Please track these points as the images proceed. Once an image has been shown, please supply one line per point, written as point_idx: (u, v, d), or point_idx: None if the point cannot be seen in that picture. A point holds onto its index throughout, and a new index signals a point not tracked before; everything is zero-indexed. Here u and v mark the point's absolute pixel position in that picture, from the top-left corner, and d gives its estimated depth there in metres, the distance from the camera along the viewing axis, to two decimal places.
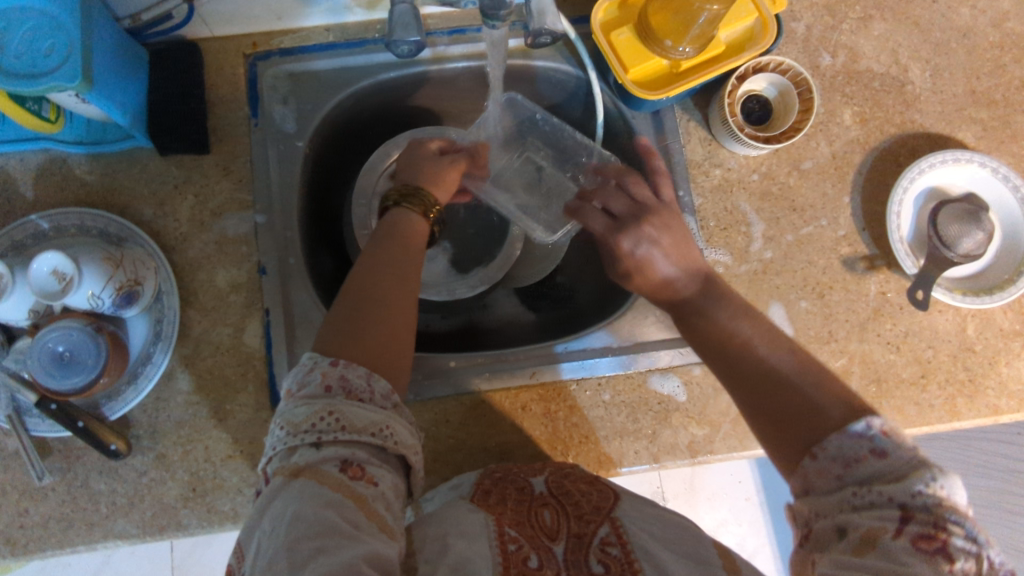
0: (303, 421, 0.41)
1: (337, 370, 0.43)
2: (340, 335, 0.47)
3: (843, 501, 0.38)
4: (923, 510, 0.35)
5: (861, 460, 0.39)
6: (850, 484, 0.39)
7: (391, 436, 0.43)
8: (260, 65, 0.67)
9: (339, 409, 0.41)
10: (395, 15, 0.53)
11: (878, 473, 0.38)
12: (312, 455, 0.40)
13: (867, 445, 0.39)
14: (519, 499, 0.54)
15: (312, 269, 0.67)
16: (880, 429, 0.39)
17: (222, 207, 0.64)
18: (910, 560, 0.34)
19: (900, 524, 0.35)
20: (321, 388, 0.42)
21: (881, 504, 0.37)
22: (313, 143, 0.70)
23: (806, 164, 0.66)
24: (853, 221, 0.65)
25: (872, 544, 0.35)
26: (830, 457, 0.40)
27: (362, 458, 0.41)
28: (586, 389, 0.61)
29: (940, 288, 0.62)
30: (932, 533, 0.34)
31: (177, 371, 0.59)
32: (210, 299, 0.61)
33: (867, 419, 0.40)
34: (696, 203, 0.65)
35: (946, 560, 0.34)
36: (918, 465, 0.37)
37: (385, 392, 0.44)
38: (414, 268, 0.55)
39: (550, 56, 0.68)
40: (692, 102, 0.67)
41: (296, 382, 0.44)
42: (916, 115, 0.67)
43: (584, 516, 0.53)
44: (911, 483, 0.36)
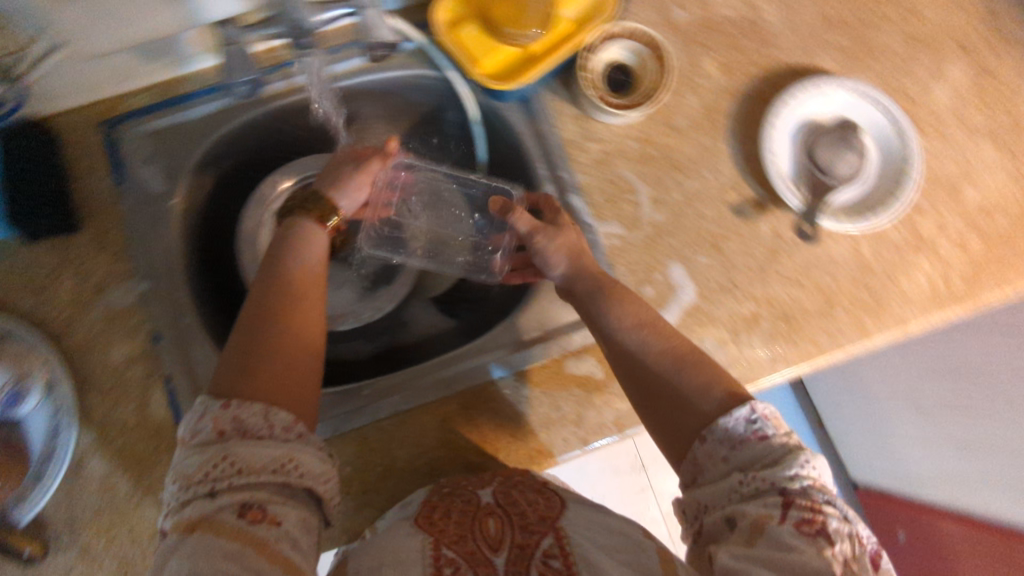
0: (197, 472, 0.41)
1: (228, 413, 0.43)
2: (234, 374, 0.46)
3: (732, 491, 0.44)
4: (798, 493, 0.41)
5: (745, 442, 0.45)
6: (737, 473, 0.44)
7: (296, 470, 0.43)
8: (118, 128, 0.65)
9: (233, 453, 0.41)
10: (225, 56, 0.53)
11: (758, 455, 0.44)
12: (207, 505, 0.39)
13: (752, 432, 0.45)
14: (464, 512, 0.54)
15: (210, 325, 0.66)
16: (759, 414, 0.46)
17: (103, 281, 0.62)
18: (795, 542, 0.39)
19: (783, 511, 0.41)
20: (213, 434, 0.42)
21: (765, 491, 0.42)
22: (188, 198, 0.67)
23: (679, 121, 0.66)
24: (734, 167, 0.66)
25: (761, 532, 0.40)
26: (717, 437, 0.46)
27: (263, 498, 0.40)
28: (505, 387, 0.61)
29: (828, 216, 0.63)
30: (810, 517, 0.40)
31: (86, 459, 0.57)
32: (107, 378, 0.59)
33: (742, 405, 0.47)
34: (578, 181, 0.65)
35: (826, 539, 0.39)
36: (789, 450, 0.44)
37: (286, 424, 0.44)
38: (311, 290, 0.54)
39: (408, 64, 0.67)
40: (556, 82, 0.67)
41: (188, 431, 0.43)
42: (776, 52, 0.68)
43: (529, 526, 0.54)
44: (784, 468, 0.43)
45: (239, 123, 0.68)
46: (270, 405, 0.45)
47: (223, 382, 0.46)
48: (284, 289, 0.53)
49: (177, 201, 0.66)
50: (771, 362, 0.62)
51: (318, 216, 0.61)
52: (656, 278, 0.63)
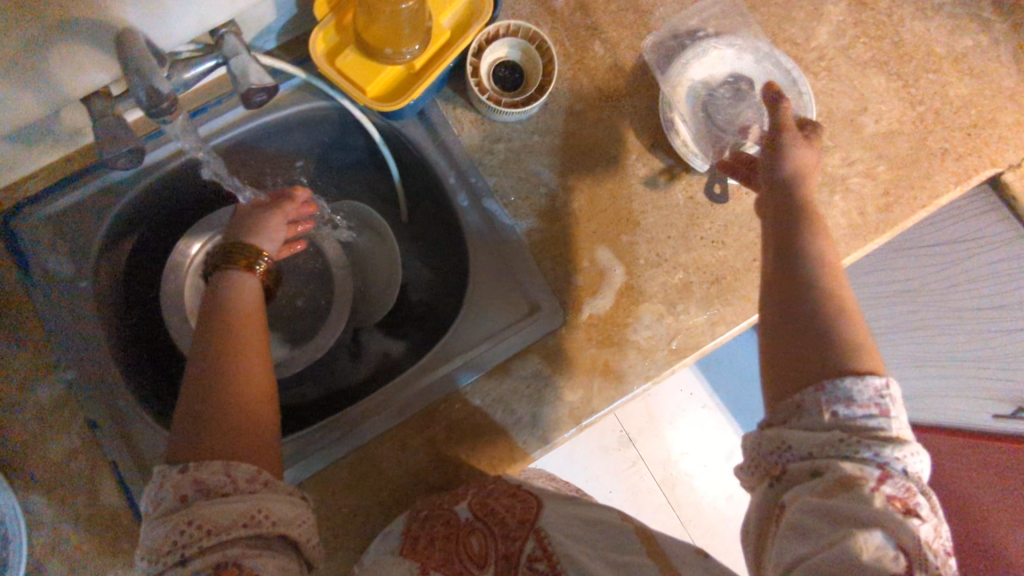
0: (163, 541, 0.40)
1: (187, 476, 0.42)
2: (188, 434, 0.45)
3: (827, 444, 0.41)
4: (901, 477, 0.39)
5: (865, 408, 0.41)
6: (839, 433, 0.41)
7: (267, 518, 0.42)
8: (12, 221, 0.63)
9: (198, 516, 0.40)
10: (100, 131, 0.51)
11: (863, 425, 0.41)
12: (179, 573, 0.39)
13: (875, 408, 0.41)
14: (446, 535, 0.53)
15: (148, 399, 0.64)
16: (885, 390, 0.42)
17: (29, 379, 0.60)
18: (881, 513, 0.37)
19: (880, 482, 0.38)
20: (176, 500, 0.41)
21: (864, 458, 0.39)
22: (101, 275, 0.66)
23: (577, 106, 0.67)
24: (640, 142, 0.66)
25: (847, 488, 0.38)
26: (834, 394, 0.42)
27: (237, 555, 0.40)
28: (456, 402, 0.61)
29: (736, 174, 0.64)
30: (904, 497, 0.38)
31: (46, 560, 0.56)
32: (53, 476, 0.58)
33: (870, 378, 0.42)
34: (489, 185, 0.65)
35: (916, 518, 0.37)
36: (901, 438, 0.40)
37: (248, 475, 0.43)
38: (252, 337, 0.53)
39: (297, 99, 0.67)
40: (450, 90, 0.67)
41: (150, 502, 0.42)
42: (660, 21, 0.69)
43: (511, 533, 0.52)
44: (892, 447, 0.40)
45: (138, 191, 0.67)
46: (233, 459, 0.44)
47: (180, 449, 0.44)
48: (221, 339, 0.51)
49: (89, 282, 0.64)
50: (709, 326, 0.63)
51: (245, 265, 0.60)
52: (584, 266, 0.64)
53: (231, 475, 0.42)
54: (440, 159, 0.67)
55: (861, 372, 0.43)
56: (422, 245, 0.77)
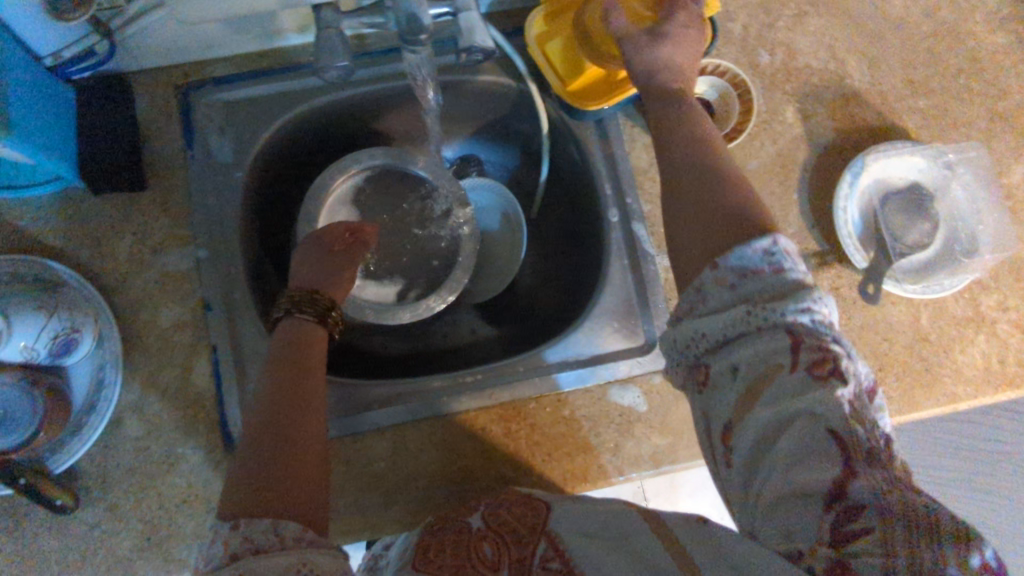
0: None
1: (238, 532, 0.39)
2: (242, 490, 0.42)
3: (733, 324, 0.42)
4: (810, 334, 0.40)
5: (759, 272, 0.43)
6: (744, 304, 0.42)
7: (312, 572, 0.39)
8: (192, 96, 0.64)
9: (248, 568, 0.37)
10: (322, 41, 0.51)
11: (765, 287, 0.43)
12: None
13: (767, 261, 0.43)
14: (457, 541, 0.49)
15: (260, 303, 0.65)
16: (777, 248, 0.43)
17: (162, 244, 0.61)
18: (808, 396, 0.38)
19: (793, 359, 0.40)
20: (225, 555, 0.38)
21: (771, 328, 0.41)
22: (253, 172, 0.67)
23: (752, 164, 0.66)
24: (802, 218, 0.65)
25: (769, 384, 0.40)
26: (731, 267, 0.44)
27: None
28: (546, 406, 0.61)
29: (890, 279, 0.62)
30: (822, 359, 0.39)
31: (126, 417, 0.58)
32: (156, 341, 0.60)
33: (770, 237, 0.44)
34: (643, 210, 0.65)
35: (837, 380, 0.39)
36: (805, 284, 0.42)
37: (296, 531, 0.41)
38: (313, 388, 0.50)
39: (489, 71, 0.67)
40: (633, 109, 0.67)
41: (200, 557, 0.39)
42: (857, 109, 0.67)
43: (521, 538, 0.48)
44: (790, 301, 0.41)
45: (311, 106, 0.67)
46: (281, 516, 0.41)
47: (232, 501, 0.42)
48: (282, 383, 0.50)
49: (242, 174, 0.65)
50: None
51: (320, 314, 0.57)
52: None
53: (279, 533, 0.40)
54: (602, 169, 0.66)
55: (750, 238, 0.44)
56: (546, 247, 0.78)
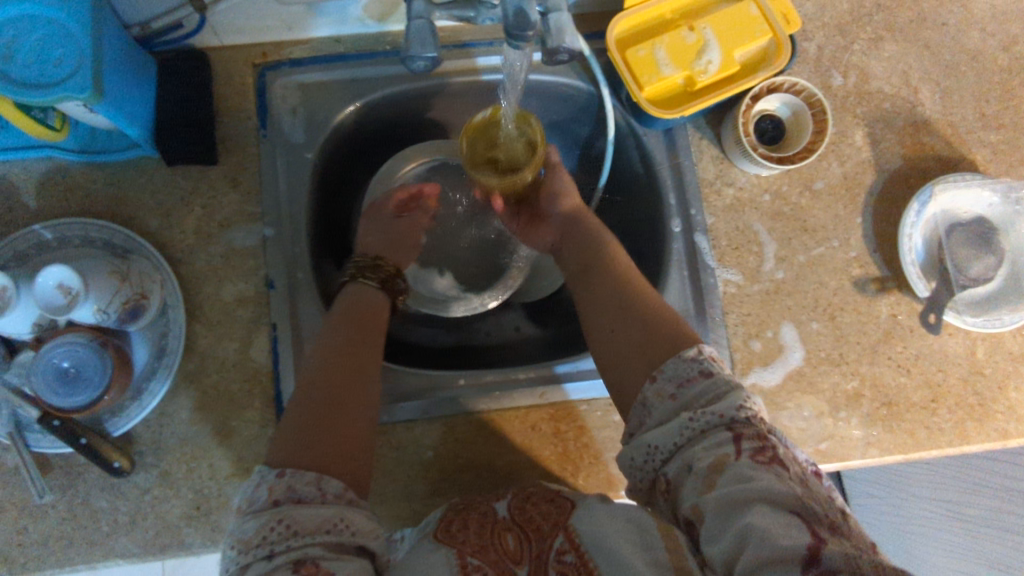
0: (253, 535, 0.38)
1: (284, 482, 0.40)
2: (291, 442, 0.43)
3: (682, 431, 0.43)
4: (744, 425, 0.42)
5: (692, 379, 0.45)
6: (685, 413, 0.43)
7: (348, 528, 0.40)
8: (268, 75, 0.65)
9: (289, 515, 0.39)
10: (412, 29, 0.51)
11: (702, 392, 0.44)
12: (264, 568, 0.37)
13: (698, 368, 0.46)
14: (482, 523, 0.49)
15: (321, 284, 0.66)
16: (706, 355, 0.47)
17: (229, 219, 0.62)
18: (760, 475, 0.39)
19: (737, 448, 0.40)
20: (268, 501, 0.39)
21: (714, 428, 0.42)
22: (323, 154, 0.68)
23: (817, 185, 0.66)
24: (864, 243, 0.65)
25: (722, 470, 0.40)
26: (667, 378, 0.46)
27: (317, 555, 0.38)
28: (597, 409, 0.61)
29: (951, 312, 0.62)
30: (763, 446, 0.40)
31: (182, 387, 0.58)
32: (216, 315, 0.60)
33: (698, 348, 0.47)
34: (707, 222, 0.65)
35: (780, 466, 0.40)
36: (733, 385, 0.44)
37: (338, 491, 0.41)
38: (369, 360, 0.52)
39: (562, 72, 0.68)
40: (704, 120, 0.67)
41: (244, 499, 0.40)
42: (927, 137, 0.67)
43: (542, 531, 0.48)
44: (734, 394, 0.43)
45: (385, 94, 0.69)
46: (324, 471, 0.42)
47: (279, 448, 0.43)
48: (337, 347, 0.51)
49: (313, 156, 0.66)
50: (863, 444, 0.61)
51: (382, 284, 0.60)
52: (766, 334, 0.63)
53: (322, 490, 0.41)
54: (668, 178, 0.67)
55: (680, 351, 0.48)
56: None
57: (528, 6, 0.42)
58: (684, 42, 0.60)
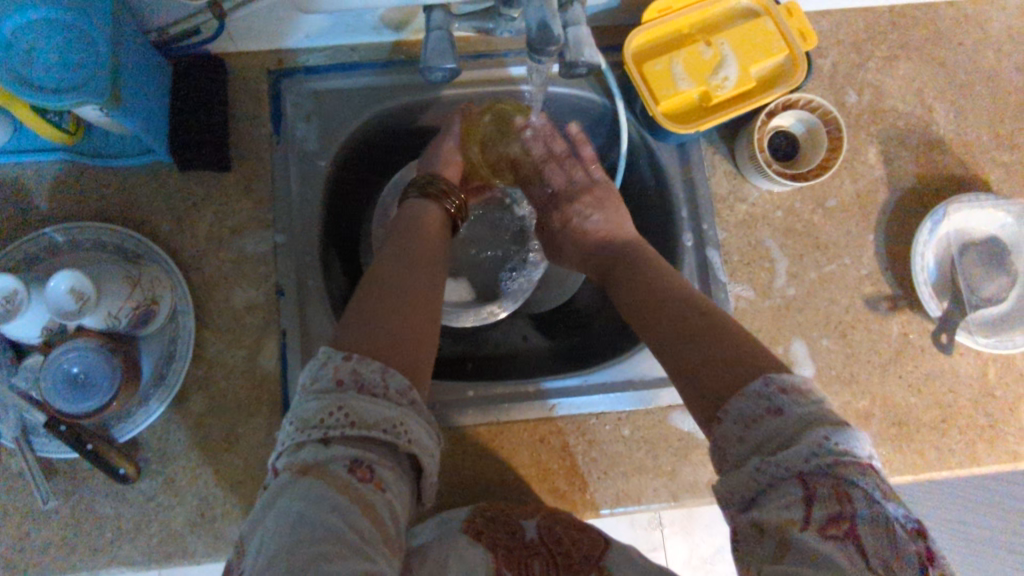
0: (314, 416, 0.40)
1: (349, 364, 0.42)
2: (352, 329, 0.46)
3: (749, 482, 0.39)
4: (820, 477, 0.36)
5: (759, 420, 0.40)
6: (755, 456, 0.39)
7: (405, 434, 0.40)
8: (282, 81, 0.65)
9: (350, 405, 0.40)
10: (431, 41, 0.51)
11: (772, 434, 0.39)
12: (320, 453, 0.39)
13: (766, 406, 0.40)
14: (509, 547, 0.52)
15: (330, 290, 0.66)
16: (776, 387, 0.41)
17: (241, 225, 0.62)
18: (829, 555, 0.34)
19: (807, 515, 0.36)
20: (333, 381, 0.41)
21: (783, 480, 0.37)
22: (336, 160, 0.67)
23: (830, 202, 0.66)
24: (876, 261, 0.65)
25: (789, 545, 0.35)
26: (732, 418, 0.42)
27: (372, 458, 0.39)
28: (606, 424, 0.61)
29: (962, 331, 0.62)
30: (838, 516, 0.35)
31: (190, 393, 0.58)
32: (226, 321, 0.60)
33: (769, 378, 0.42)
34: (719, 237, 0.65)
35: (856, 546, 0.34)
36: (810, 423, 0.38)
37: (402, 388, 0.42)
38: (428, 266, 0.56)
39: (577, 84, 0.67)
40: (718, 135, 0.66)
41: (310, 375, 0.42)
42: (941, 156, 0.67)
43: (574, 565, 0.52)
44: (814, 432, 0.38)
45: (399, 102, 0.69)
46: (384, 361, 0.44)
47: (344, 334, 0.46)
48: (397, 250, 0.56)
49: (327, 163, 0.66)
50: None
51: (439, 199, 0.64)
52: (777, 351, 0.62)
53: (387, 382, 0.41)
54: (680, 193, 0.67)
55: (746, 385, 0.42)
56: None
57: (550, 19, 0.42)
58: (700, 57, 0.60)
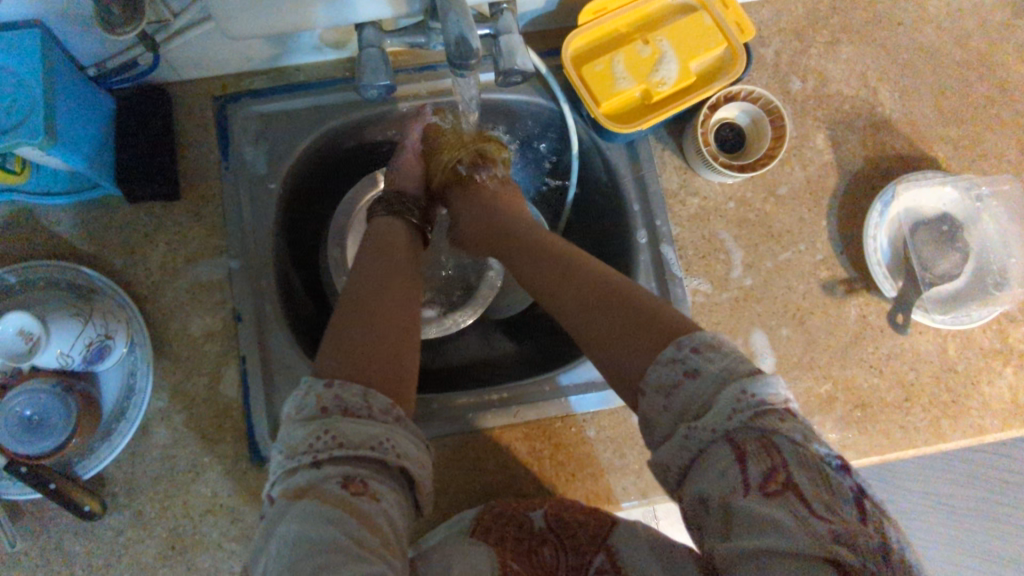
0: (301, 443, 0.39)
1: (331, 391, 0.41)
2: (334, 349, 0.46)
3: (682, 450, 0.39)
4: (747, 434, 0.37)
5: (678, 385, 0.41)
6: (681, 424, 0.40)
7: (394, 448, 0.40)
8: (229, 107, 0.65)
9: (335, 427, 0.39)
10: (363, 58, 0.51)
11: (690, 399, 0.40)
12: (313, 475, 0.38)
13: (682, 370, 0.41)
14: (518, 538, 0.52)
15: (288, 308, 0.66)
16: (691, 348, 0.42)
17: (194, 253, 0.62)
18: (775, 514, 0.34)
19: (745, 476, 0.36)
20: (317, 409, 0.40)
21: (712, 443, 0.38)
22: (287, 182, 0.67)
23: (781, 190, 0.66)
24: (830, 245, 0.65)
25: (731, 513, 0.36)
26: (654, 388, 0.42)
27: (365, 474, 0.39)
28: (571, 426, 0.61)
29: (919, 310, 0.62)
30: (772, 469, 0.36)
31: (153, 425, 0.58)
32: (185, 350, 0.60)
33: (681, 341, 0.42)
34: (672, 232, 0.65)
35: (795, 496, 0.35)
36: (727, 376, 0.39)
37: (385, 406, 0.42)
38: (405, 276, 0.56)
39: (523, 90, 0.68)
40: (665, 132, 0.67)
41: (294, 406, 0.42)
42: (888, 137, 0.67)
43: (580, 547, 0.50)
44: (731, 387, 0.39)
45: (346, 120, 0.69)
46: (366, 381, 0.43)
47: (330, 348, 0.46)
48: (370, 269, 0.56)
49: (278, 185, 0.65)
50: (839, 447, 0.61)
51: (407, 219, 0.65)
52: (737, 342, 0.63)
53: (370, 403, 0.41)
54: (633, 191, 0.67)
55: (664, 348, 0.43)
56: None
57: (469, 33, 0.43)
58: (639, 56, 0.61)
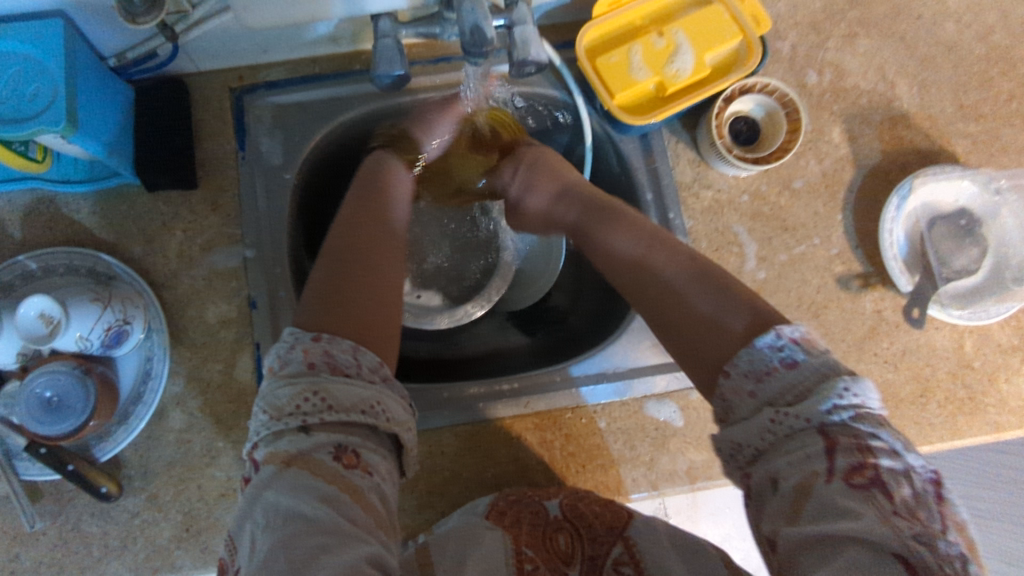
0: (288, 403, 0.39)
1: (320, 347, 0.42)
2: (321, 307, 0.47)
3: (764, 432, 0.39)
4: (839, 430, 0.37)
5: (772, 372, 0.40)
6: (769, 408, 0.39)
7: (382, 412, 0.41)
8: (246, 98, 0.66)
9: (325, 388, 0.39)
10: (379, 48, 0.52)
11: (788, 386, 0.39)
12: (302, 442, 0.38)
13: (779, 357, 0.40)
14: (533, 524, 0.52)
15: (301, 295, 0.67)
16: (789, 338, 0.41)
17: (211, 241, 0.63)
18: (855, 507, 0.34)
19: (829, 466, 0.36)
20: (305, 366, 0.40)
21: (800, 432, 0.38)
22: (302, 174, 0.69)
23: (797, 183, 0.66)
24: (845, 239, 0.65)
25: (809, 495, 0.36)
26: (742, 372, 0.42)
27: (355, 443, 0.39)
28: (582, 417, 0.61)
29: (935, 304, 0.61)
30: (861, 464, 0.35)
31: (169, 409, 0.59)
32: (200, 336, 0.61)
33: (779, 330, 0.42)
34: (686, 225, 0.65)
35: (882, 493, 0.35)
36: (828, 374, 0.38)
37: (373, 365, 0.43)
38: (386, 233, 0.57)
39: (538, 82, 0.68)
40: (679, 124, 0.66)
41: (278, 361, 0.41)
42: (905, 131, 0.67)
43: (598, 537, 0.51)
44: (833, 382, 0.38)
45: (362, 111, 0.70)
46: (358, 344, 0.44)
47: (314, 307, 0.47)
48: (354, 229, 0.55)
49: (291, 176, 0.67)
50: None
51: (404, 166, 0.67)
52: None
53: (359, 359, 0.42)
54: (646, 185, 0.67)
55: (759, 334, 0.43)
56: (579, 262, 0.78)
57: (484, 22, 0.44)
58: (654, 48, 0.61)
